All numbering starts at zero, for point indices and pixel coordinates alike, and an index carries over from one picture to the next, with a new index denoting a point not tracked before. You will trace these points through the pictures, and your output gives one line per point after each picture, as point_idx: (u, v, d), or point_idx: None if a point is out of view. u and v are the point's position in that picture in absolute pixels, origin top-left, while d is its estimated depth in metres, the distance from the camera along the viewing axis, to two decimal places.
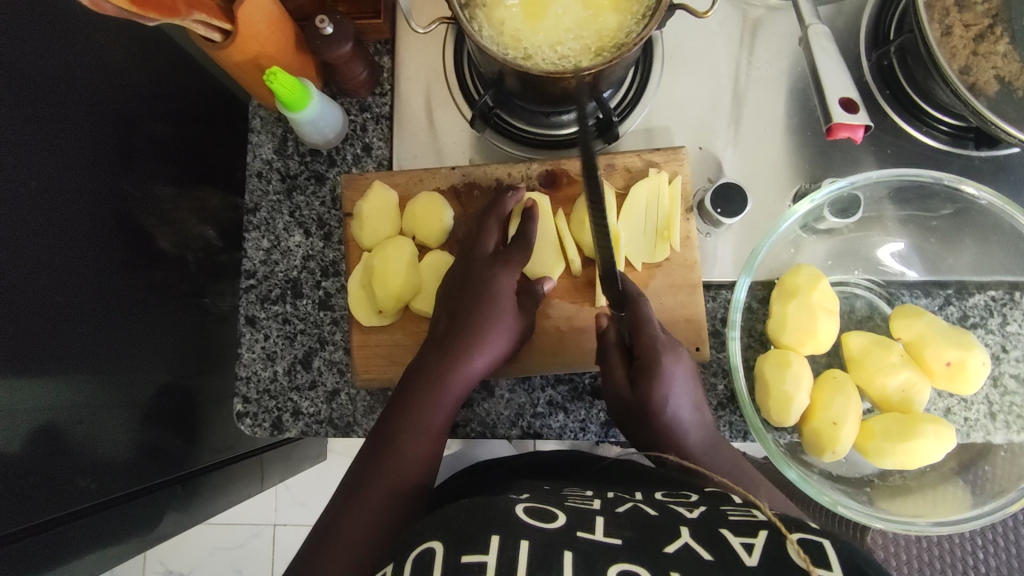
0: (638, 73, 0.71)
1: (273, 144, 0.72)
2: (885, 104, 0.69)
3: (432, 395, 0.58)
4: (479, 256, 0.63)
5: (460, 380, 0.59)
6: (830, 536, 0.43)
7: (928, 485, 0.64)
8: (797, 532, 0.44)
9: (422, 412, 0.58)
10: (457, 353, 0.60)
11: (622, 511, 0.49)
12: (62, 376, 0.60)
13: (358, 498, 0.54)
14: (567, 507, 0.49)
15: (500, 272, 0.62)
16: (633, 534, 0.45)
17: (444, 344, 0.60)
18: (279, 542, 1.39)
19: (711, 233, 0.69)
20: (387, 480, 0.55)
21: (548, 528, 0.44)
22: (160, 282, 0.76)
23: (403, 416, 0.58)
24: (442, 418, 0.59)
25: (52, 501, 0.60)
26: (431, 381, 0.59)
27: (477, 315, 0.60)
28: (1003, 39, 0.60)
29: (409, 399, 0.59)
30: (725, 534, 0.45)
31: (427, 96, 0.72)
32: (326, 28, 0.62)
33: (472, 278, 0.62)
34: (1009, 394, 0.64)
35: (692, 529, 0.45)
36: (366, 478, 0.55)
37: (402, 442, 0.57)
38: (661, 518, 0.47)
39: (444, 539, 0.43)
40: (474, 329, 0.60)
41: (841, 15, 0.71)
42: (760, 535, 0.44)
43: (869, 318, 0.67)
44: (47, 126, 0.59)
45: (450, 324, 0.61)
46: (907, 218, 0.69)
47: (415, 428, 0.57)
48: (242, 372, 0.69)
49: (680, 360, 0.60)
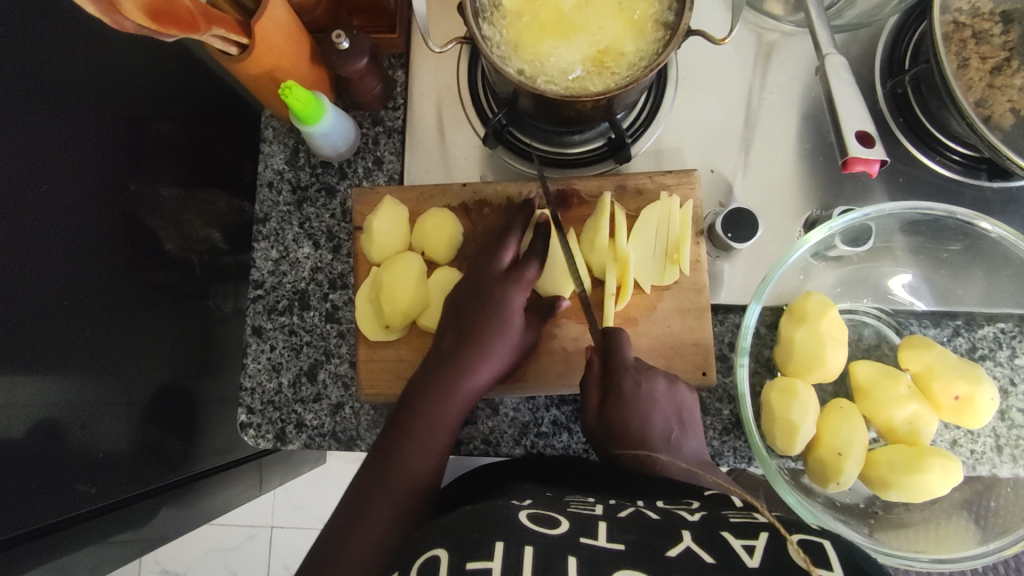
0: (650, 95, 0.70)
1: (284, 155, 0.72)
2: (899, 133, 0.69)
3: (438, 408, 0.59)
4: (490, 273, 0.63)
5: (465, 394, 0.60)
6: (832, 536, 0.43)
7: (932, 520, 0.63)
8: (798, 534, 0.43)
9: (428, 426, 0.58)
10: (462, 363, 0.60)
11: (624, 515, 0.47)
12: (64, 378, 0.60)
13: (363, 511, 0.54)
14: (571, 513, 0.48)
15: (509, 288, 0.62)
16: (637, 538, 0.44)
17: (451, 357, 0.61)
18: (275, 546, 1.38)
19: (720, 257, 0.69)
20: (393, 499, 0.54)
21: (551, 535, 0.44)
22: (165, 286, 0.76)
23: (408, 429, 0.58)
24: (447, 435, 0.59)
25: (50, 504, 0.60)
26: (436, 394, 0.59)
27: (485, 329, 0.61)
28: (1019, 72, 0.60)
29: (414, 412, 0.59)
30: (727, 537, 0.43)
31: (440, 111, 0.72)
32: (342, 43, 0.62)
33: (482, 293, 0.62)
34: (1016, 428, 0.64)
35: (694, 532, 0.44)
36: (371, 497, 0.55)
37: (407, 461, 0.56)
38: (663, 522, 0.46)
39: (448, 547, 0.43)
40: (480, 343, 0.60)
41: (857, 42, 0.71)
42: (761, 536, 0.43)
43: (877, 347, 0.67)
44: (56, 128, 0.59)
45: (456, 337, 0.61)
46: (917, 248, 0.69)
47: (420, 445, 0.57)
48: (247, 382, 0.69)
49: (653, 382, 0.60)
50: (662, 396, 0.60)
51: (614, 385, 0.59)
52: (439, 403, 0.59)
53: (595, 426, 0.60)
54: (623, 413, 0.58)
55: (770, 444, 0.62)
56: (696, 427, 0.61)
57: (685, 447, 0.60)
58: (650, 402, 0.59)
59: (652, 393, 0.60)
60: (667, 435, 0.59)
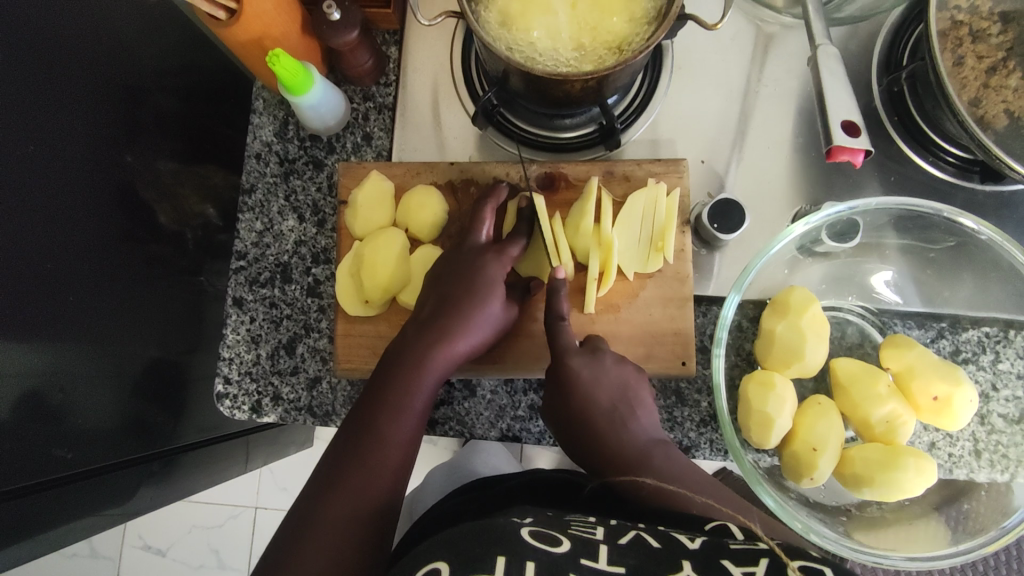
0: (646, 78, 0.70)
1: (274, 126, 0.72)
2: (893, 131, 0.68)
3: (414, 377, 0.58)
4: (471, 246, 0.63)
5: (443, 362, 0.59)
6: (829, 563, 0.44)
7: (906, 519, 0.63)
8: (799, 559, 0.44)
9: (403, 393, 0.57)
10: (439, 333, 0.59)
11: (624, 541, 0.48)
12: (49, 343, 0.60)
13: (336, 481, 0.53)
14: (571, 535, 0.48)
15: (490, 262, 0.61)
16: (638, 563, 0.45)
17: (430, 326, 0.60)
18: (257, 526, 1.38)
19: (707, 248, 0.68)
20: (368, 466, 0.54)
21: (553, 553, 0.45)
22: (157, 257, 0.75)
23: (381, 397, 0.57)
24: (422, 402, 0.58)
25: (25, 468, 0.60)
26: (413, 362, 0.58)
27: (465, 300, 0.60)
28: (1016, 72, 0.59)
29: (390, 380, 0.58)
30: (726, 564, 0.44)
31: (433, 90, 0.72)
32: (333, 14, 0.62)
33: (466, 265, 0.61)
34: (996, 433, 0.63)
35: (694, 561, 0.45)
36: (346, 465, 0.54)
37: (382, 429, 0.56)
38: (664, 550, 0.46)
39: (449, 560, 0.44)
40: (460, 313, 0.60)
41: (855, 38, 0.70)
42: (761, 563, 0.44)
43: (859, 345, 0.66)
44: (50, 91, 0.58)
45: (437, 306, 0.61)
46: (906, 248, 0.68)
47: (394, 413, 0.57)
48: (225, 353, 0.69)
49: (599, 362, 0.60)
50: (608, 372, 0.60)
51: (561, 369, 0.60)
52: (416, 371, 0.58)
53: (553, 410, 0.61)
54: (569, 394, 0.59)
55: (744, 438, 0.62)
56: (646, 403, 0.60)
57: (632, 424, 0.59)
58: (594, 381, 0.59)
59: (596, 376, 0.60)
60: (611, 416, 0.59)
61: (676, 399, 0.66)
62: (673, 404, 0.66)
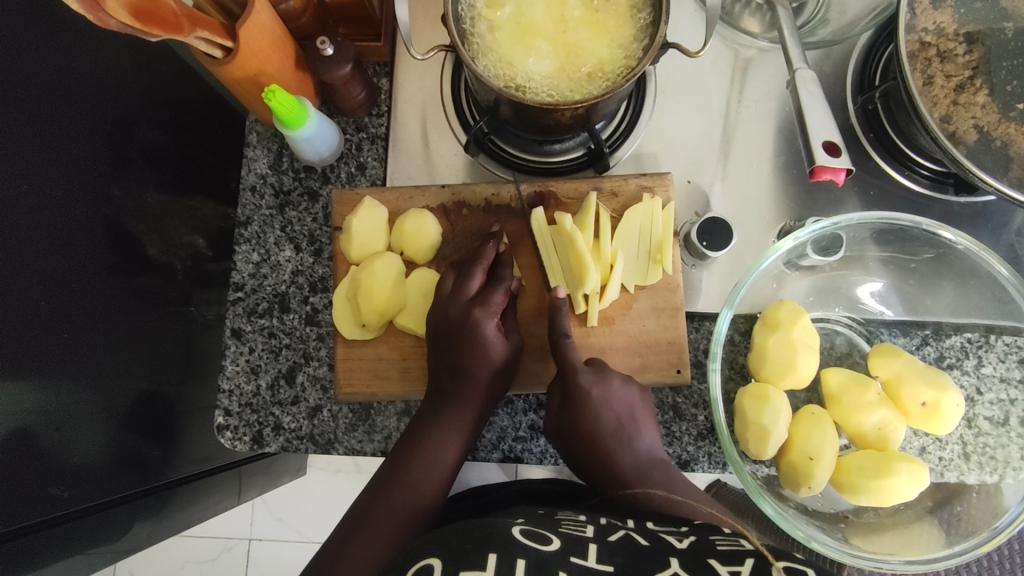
0: (630, 105, 0.72)
1: (268, 159, 0.73)
2: (869, 147, 0.71)
3: (442, 436, 0.62)
4: (458, 300, 0.63)
5: (468, 418, 0.62)
6: (814, 566, 0.46)
7: (901, 523, 0.65)
8: (782, 560, 0.46)
9: (433, 452, 0.61)
10: (458, 397, 0.62)
11: (614, 540, 0.51)
12: (42, 380, 0.59)
13: (364, 529, 0.57)
14: (561, 533, 0.51)
15: (483, 317, 0.62)
16: (625, 561, 0.48)
17: (448, 392, 0.62)
18: (252, 559, 1.36)
19: (696, 265, 0.70)
20: (393, 510, 0.58)
21: (543, 552, 0.48)
22: (147, 289, 0.75)
23: (412, 451, 0.61)
24: (451, 456, 0.62)
25: (23, 507, 0.59)
26: (438, 425, 0.62)
27: (470, 361, 0.62)
28: (982, 90, 0.62)
29: (421, 441, 0.62)
30: (712, 563, 0.47)
31: (423, 119, 0.74)
32: (326, 49, 0.64)
33: (459, 325, 0.62)
34: (982, 435, 0.66)
35: (681, 560, 0.47)
36: (372, 510, 0.58)
37: (411, 480, 0.60)
38: (651, 548, 0.49)
39: (442, 556, 0.46)
40: (472, 374, 0.62)
41: (829, 59, 0.73)
42: (746, 563, 0.46)
43: (848, 355, 0.68)
44: (39, 131, 0.59)
45: (449, 371, 0.62)
46: (888, 259, 0.70)
47: (423, 466, 0.61)
48: (224, 385, 0.69)
49: (607, 383, 0.62)
50: (616, 394, 0.62)
51: (572, 385, 0.62)
52: (443, 432, 0.62)
53: (557, 428, 0.64)
54: (583, 414, 0.62)
55: (742, 450, 0.63)
56: (652, 424, 0.63)
57: (637, 442, 0.62)
58: (602, 400, 0.62)
59: (605, 395, 0.62)
60: (619, 433, 0.62)
61: (673, 414, 0.67)
62: (671, 419, 0.67)
